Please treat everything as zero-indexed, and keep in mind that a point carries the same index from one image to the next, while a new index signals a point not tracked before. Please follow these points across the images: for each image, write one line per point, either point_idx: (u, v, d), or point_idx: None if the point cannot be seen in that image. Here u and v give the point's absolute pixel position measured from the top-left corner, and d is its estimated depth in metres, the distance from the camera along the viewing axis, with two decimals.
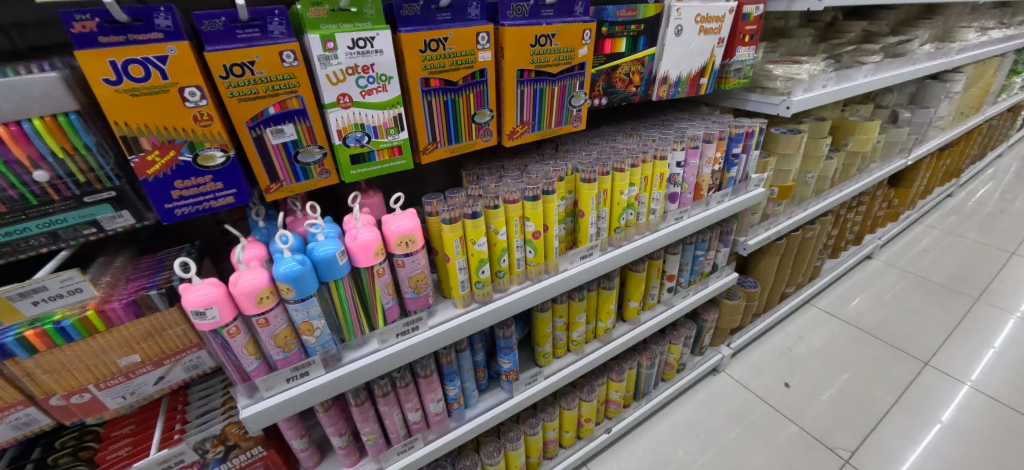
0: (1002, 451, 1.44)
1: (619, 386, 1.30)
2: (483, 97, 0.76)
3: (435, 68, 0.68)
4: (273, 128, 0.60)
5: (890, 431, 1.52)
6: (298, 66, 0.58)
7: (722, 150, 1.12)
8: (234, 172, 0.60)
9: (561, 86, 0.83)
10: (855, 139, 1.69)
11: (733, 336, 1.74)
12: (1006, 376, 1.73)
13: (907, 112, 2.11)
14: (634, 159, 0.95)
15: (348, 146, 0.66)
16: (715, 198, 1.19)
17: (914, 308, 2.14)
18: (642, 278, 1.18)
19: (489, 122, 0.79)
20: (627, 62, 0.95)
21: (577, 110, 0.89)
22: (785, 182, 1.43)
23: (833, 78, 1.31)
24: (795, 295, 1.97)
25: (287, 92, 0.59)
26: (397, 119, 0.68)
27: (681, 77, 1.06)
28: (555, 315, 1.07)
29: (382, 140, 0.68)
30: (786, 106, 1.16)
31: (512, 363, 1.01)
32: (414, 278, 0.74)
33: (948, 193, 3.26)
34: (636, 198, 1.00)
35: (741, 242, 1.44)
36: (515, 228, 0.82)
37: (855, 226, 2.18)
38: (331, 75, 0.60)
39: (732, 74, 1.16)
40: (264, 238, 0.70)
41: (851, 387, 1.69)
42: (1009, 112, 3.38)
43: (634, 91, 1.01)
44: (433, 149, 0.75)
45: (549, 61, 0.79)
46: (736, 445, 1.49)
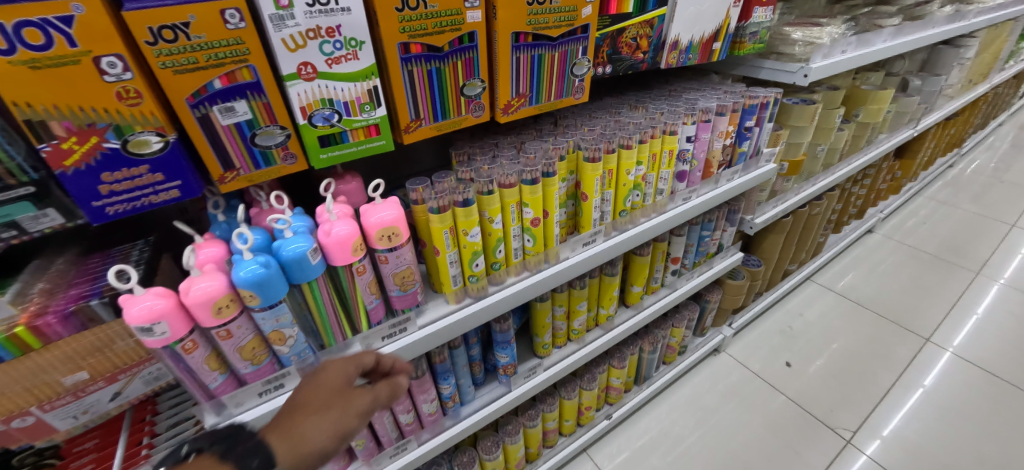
0: (998, 428, 1.45)
1: (620, 373, 1.26)
2: (473, 65, 0.65)
3: (415, 30, 0.57)
4: (221, 106, 0.50)
5: (891, 408, 1.51)
6: (247, 28, 0.48)
7: (734, 123, 1.03)
8: (176, 160, 0.50)
9: (561, 52, 0.73)
10: (866, 109, 1.60)
11: (735, 316, 1.70)
12: (1005, 353, 1.72)
13: (917, 80, 2.02)
14: (642, 135, 0.85)
15: (315, 127, 0.56)
16: (725, 176, 1.11)
17: (916, 283, 2.12)
18: (646, 262, 1.11)
19: (481, 95, 0.70)
20: (634, 24, 0.85)
21: (579, 80, 0.80)
22: (795, 157, 1.35)
23: (853, 42, 1.21)
24: (797, 272, 1.93)
25: (235, 62, 0.49)
26: (372, 93, 0.58)
27: (693, 41, 0.96)
28: (555, 304, 1.01)
29: (355, 118, 0.58)
30: (803, 75, 1.07)
31: (509, 357, 0.95)
32: (398, 275, 0.66)
33: (949, 164, 3.21)
34: (644, 178, 0.91)
35: (747, 221, 1.37)
36: (512, 215, 0.73)
37: (859, 200, 2.13)
38: (287, 40, 0.49)
39: (747, 39, 1.05)
40: (224, 234, 0.61)
41: (852, 365, 1.68)
42: (1015, 79, 3.29)
43: (641, 58, 0.91)
44: (417, 127, 0.65)
45: (548, 23, 0.68)
46: (737, 426, 1.48)
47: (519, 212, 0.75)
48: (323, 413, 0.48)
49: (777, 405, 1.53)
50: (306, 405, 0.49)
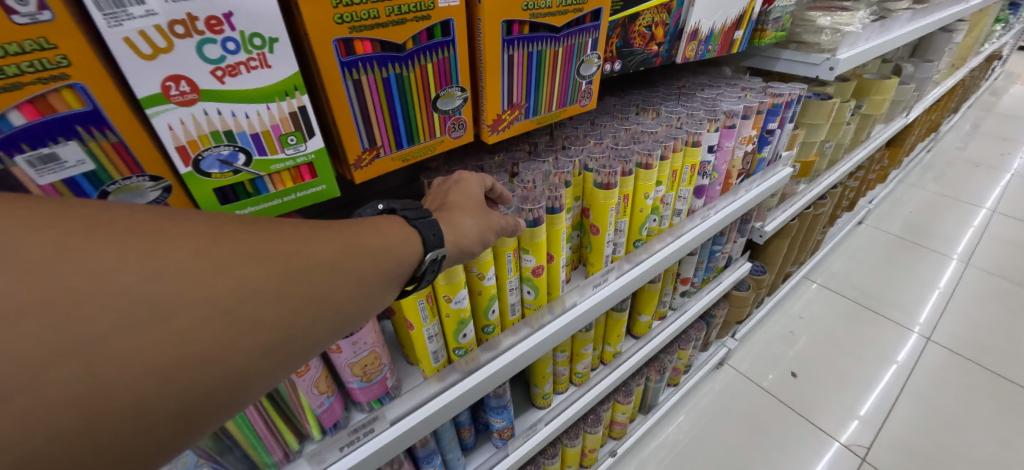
0: (1009, 430, 1.47)
1: (626, 408, 1.13)
2: (450, 69, 0.46)
3: (361, 20, 0.37)
4: (33, 156, 0.30)
5: (902, 418, 1.50)
6: (56, 21, 0.27)
7: (758, 127, 0.88)
8: None
9: (566, 47, 0.55)
10: (870, 101, 1.49)
11: (738, 326, 1.59)
12: (1004, 345, 1.78)
13: (911, 67, 1.94)
14: (664, 149, 0.69)
15: (208, 176, 0.36)
16: (744, 186, 0.97)
17: (910, 278, 2.12)
18: (657, 290, 0.96)
19: (461, 109, 0.51)
20: (650, 8, 0.67)
21: (587, 83, 0.62)
22: (807, 157, 1.23)
23: (876, 29, 1.07)
24: (796, 272, 1.84)
25: (46, 80, 0.28)
26: (297, 118, 0.38)
27: (714, 29, 0.79)
28: (556, 350, 0.85)
29: (275, 158, 0.39)
30: (829, 68, 0.93)
31: (505, 421, 0.79)
32: (357, 363, 0.50)
33: (924, 149, 3.23)
34: (662, 200, 0.75)
35: (757, 228, 1.24)
36: (509, 266, 0.57)
37: (852, 193, 2.05)
38: (136, 42, 0.29)
39: (770, 26, 0.90)
40: None
41: (857, 374, 1.64)
42: (984, 63, 3.33)
43: (656, 51, 0.73)
44: (372, 159, 0.46)
45: (551, 8, 0.50)
46: (745, 447, 1.42)
47: (519, 261, 0.59)
48: (477, 215, 0.47)
49: (789, 426, 1.47)
50: (458, 202, 0.48)
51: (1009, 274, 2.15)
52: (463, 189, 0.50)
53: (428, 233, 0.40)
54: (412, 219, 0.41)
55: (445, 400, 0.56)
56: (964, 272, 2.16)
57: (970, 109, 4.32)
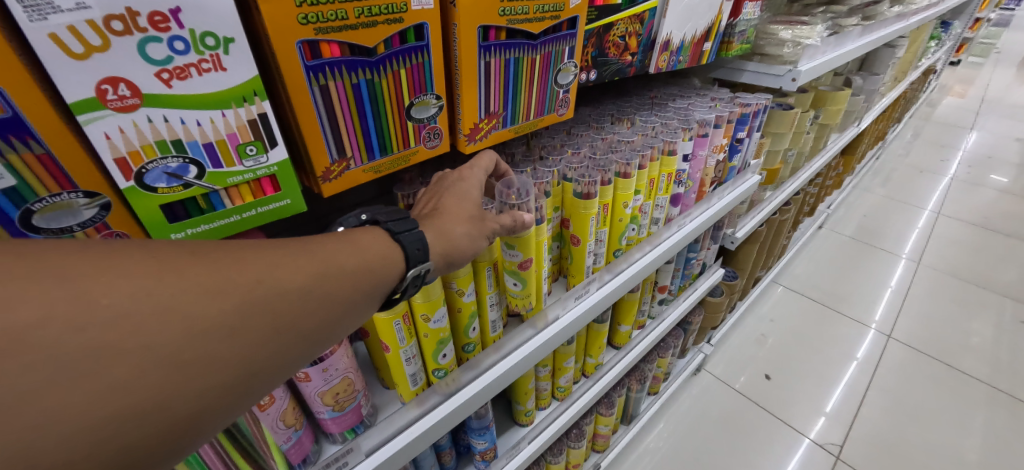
0: (967, 420, 1.56)
1: (609, 420, 1.11)
2: (424, 75, 0.44)
3: (327, 21, 0.35)
4: None
5: (870, 414, 1.56)
6: None
7: (728, 135, 0.90)
8: None
9: (543, 54, 0.54)
10: (827, 111, 1.57)
11: (713, 333, 1.63)
12: (954, 339, 1.89)
13: (859, 80, 2.07)
14: (641, 158, 0.69)
15: (153, 191, 0.33)
16: (717, 194, 0.99)
17: (868, 278, 2.23)
18: (636, 299, 0.96)
19: (437, 117, 0.49)
20: (623, 18, 0.67)
21: (564, 91, 0.61)
22: (772, 165, 1.27)
23: (831, 43, 1.14)
24: (765, 277, 1.90)
25: None
26: (256, 126, 0.35)
27: (685, 40, 0.81)
28: (538, 365, 0.83)
29: (231, 171, 0.35)
30: (791, 78, 0.97)
31: (488, 442, 0.76)
32: (329, 391, 0.46)
33: (874, 157, 3.45)
34: (640, 209, 0.75)
35: (729, 235, 1.27)
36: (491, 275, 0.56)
37: (812, 199, 2.16)
38: (64, 38, 0.25)
39: (736, 38, 0.93)
40: None
41: (826, 373, 1.70)
42: (921, 77, 3.61)
43: (630, 61, 0.74)
44: (342, 171, 0.43)
45: (527, 14, 0.49)
46: (725, 452, 1.43)
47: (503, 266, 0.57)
48: (468, 222, 0.46)
49: (767, 425, 1.51)
50: (452, 208, 0.46)
51: (956, 272, 2.31)
52: (457, 190, 0.48)
53: (411, 248, 0.38)
54: (397, 232, 0.39)
55: (419, 431, 0.52)
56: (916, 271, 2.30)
57: (913, 117, 4.66)
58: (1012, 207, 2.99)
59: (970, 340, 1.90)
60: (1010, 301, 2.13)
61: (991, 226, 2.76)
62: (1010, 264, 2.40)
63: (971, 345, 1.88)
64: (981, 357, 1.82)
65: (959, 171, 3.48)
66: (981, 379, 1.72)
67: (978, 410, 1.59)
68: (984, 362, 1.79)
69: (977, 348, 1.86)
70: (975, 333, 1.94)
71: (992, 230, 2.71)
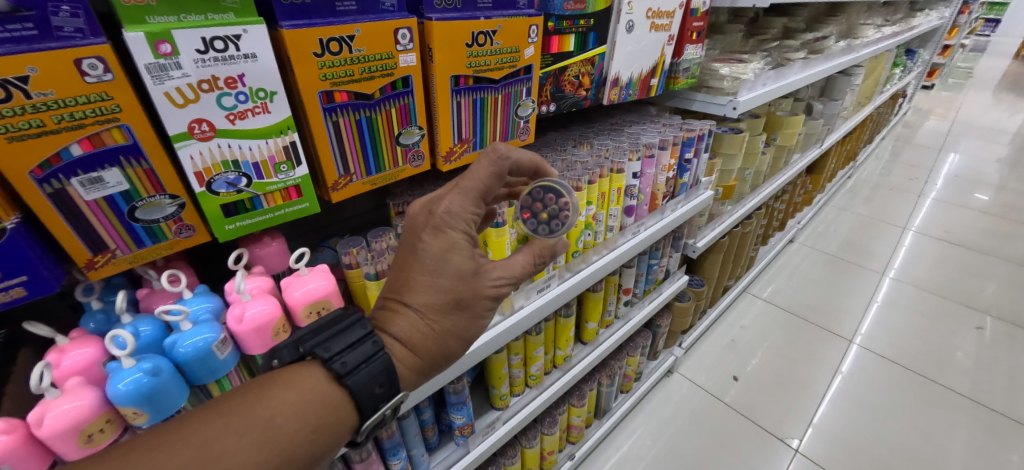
0: (925, 421, 1.67)
1: (580, 411, 1.23)
2: (410, 112, 0.59)
3: (339, 77, 0.50)
4: (84, 178, 0.40)
5: (827, 410, 1.69)
6: (115, 80, 0.38)
7: (675, 156, 1.06)
8: (19, 250, 0.38)
9: (504, 94, 0.70)
10: (782, 134, 1.73)
11: (684, 336, 1.78)
12: (933, 356, 1.98)
13: (820, 105, 2.25)
14: (590, 175, 0.84)
15: (217, 194, 0.47)
16: (670, 206, 1.14)
17: (836, 288, 2.38)
18: (600, 298, 1.09)
19: (419, 142, 0.63)
20: (575, 62, 0.83)
21: (524, 122, 0.76)
22: (728, 182, 1.43)
23: (772, 76, 1.31)
24: (734, 285, 2.05)
25: (101, 122, 0.38)
26: (289, 150, 0.50)
27: (633, 77, 0.96)
28: (510, 353, 0.96)
29: (269, 181, 0.50)
30: (732, 107, 1.12)
31: (465, 417, 0.89)
32: None
33: (847, 175, 3.66)
34: (594, 217, 0.90)
35: (690, 245, 1.42)
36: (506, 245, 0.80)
37: (781, 214, 2.33)
38: (173, 95, 0.40)
39: (681, 74, 1.10)
40: (100, 328, 0.49)
41: (791, 374, 1.83)
42: (890, 100, 3.86)
43: (584, 95, 0.89)
44: (346, 183, 0.58)
45: (489, 65, 0.64)
46: (693, 447, 1.55)
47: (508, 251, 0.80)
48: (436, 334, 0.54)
49: (733, 424, 1.62)
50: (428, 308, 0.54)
51: (925, 286, 2.46)
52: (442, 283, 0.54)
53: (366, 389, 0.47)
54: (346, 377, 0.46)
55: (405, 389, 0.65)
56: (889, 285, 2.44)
57: (885, 137, 4.90)
58: (981, 224, 3.15)
59: (956, 353, 2.01)
60: (981, 314, 2.26)
61: (962, 243, 2.91)
62: (981, 280, 2.54)
63: (955, 359, 1.97)
64: (934, 360, 1.95)
65: (931, 189, 3.67)
66: (962, 392, 1.80)
67: (934, 410, 1.71)
68: (969, 377, 1.88)
69: (960, 363, 1.95)
70: (960, 347, 2.04)
71: (960, 245, 2.88)
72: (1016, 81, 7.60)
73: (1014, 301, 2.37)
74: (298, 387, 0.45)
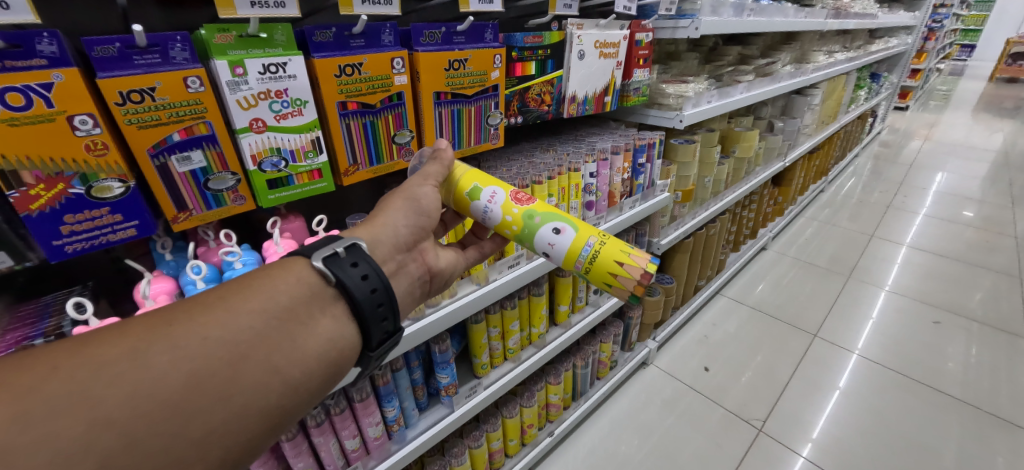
0: (897, 412, 1.77)
1: (557, 389, 1.38)
2: (402, 118, 0.79)
3: (351, 91, 0.70)
4: (178, 156, 0.59)
5: (792, 398, 1.83)
6: (205, 91, 0.57)
7: (628, 161, 1.26)
8: (135, 203, 0.58)
9: (476, 106, 0.90)
10: (740, 147, 1.94)
11: (657, 331, 1.95)
12: (924, 364, 2.02)
13: (780, 122, 2.48)
14: (550, 172, 1.04)
15: (264, 172, 0.66)
16: (628, 203, 1.33)
17: (806, 291, 2.54)
18: (568, 283, 1.28)
19: (409, 142, 0.83)
20: (538, 83, 1.04)
21: (494, 129, 0.97)
22: (686, 187, 1.62)
23: (715, 95, 1.53)
24: (706, 286, 2.24)
25: (193, 118, 0.58)
26: (315, 142, 0.70)
27: (588, 95, 1.17)
28: (489, 325, 1.12)
29: (300, 164, 0.69)
30: (679, 120, 1.33)
31: (450, 377, 1.05)
32: None
33: (821, 189, 3.88)
34: (556, 208, 1.09)
35: (655, 242, 1.60)
36: (632, 274, 0.72)
37: (750, 222, 2.53)
38: (241, 101, 0.59)
39: (631, 93, 1.31)
40: (172, 271, 0.67)
41: (761, 367, 1.98)
42: (857, 120, 4.13)
43: (547, 110, 1.10)
44: (354, 171, 0.77)
45: (464, 84, 0.84)
46: (668, 433, 1.69)
47: (624, 267, 0.72)
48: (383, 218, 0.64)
49: (713, 420, 1.73)
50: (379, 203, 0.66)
51: (907, 292, 2.55)
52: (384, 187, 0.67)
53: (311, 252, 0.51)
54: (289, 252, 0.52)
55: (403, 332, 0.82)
56: (875, 295, 2.51)
57: (862, 155, 5.13)
58: (966, 236, 3.22)
59: (947, 364, 2.03)
60: (968, 321, 2.31)
61: (950, 255, 2.97)
62: (968, 288, 2.60)
63: (947, 370, 1.99)
64: (899, 353, 2.08)
65: (916, 203, 3.77)
66: (961, 398, 1.84)
67: (908, 401, 1.82)
68: (961, 386, 1.90)
69: (953, 373, 1.97)
70: (951, 358, 2.06)
71: (949, 257, 2.92)
72: (989, 102, 7.93)
73: (1001, 309, 2.43)
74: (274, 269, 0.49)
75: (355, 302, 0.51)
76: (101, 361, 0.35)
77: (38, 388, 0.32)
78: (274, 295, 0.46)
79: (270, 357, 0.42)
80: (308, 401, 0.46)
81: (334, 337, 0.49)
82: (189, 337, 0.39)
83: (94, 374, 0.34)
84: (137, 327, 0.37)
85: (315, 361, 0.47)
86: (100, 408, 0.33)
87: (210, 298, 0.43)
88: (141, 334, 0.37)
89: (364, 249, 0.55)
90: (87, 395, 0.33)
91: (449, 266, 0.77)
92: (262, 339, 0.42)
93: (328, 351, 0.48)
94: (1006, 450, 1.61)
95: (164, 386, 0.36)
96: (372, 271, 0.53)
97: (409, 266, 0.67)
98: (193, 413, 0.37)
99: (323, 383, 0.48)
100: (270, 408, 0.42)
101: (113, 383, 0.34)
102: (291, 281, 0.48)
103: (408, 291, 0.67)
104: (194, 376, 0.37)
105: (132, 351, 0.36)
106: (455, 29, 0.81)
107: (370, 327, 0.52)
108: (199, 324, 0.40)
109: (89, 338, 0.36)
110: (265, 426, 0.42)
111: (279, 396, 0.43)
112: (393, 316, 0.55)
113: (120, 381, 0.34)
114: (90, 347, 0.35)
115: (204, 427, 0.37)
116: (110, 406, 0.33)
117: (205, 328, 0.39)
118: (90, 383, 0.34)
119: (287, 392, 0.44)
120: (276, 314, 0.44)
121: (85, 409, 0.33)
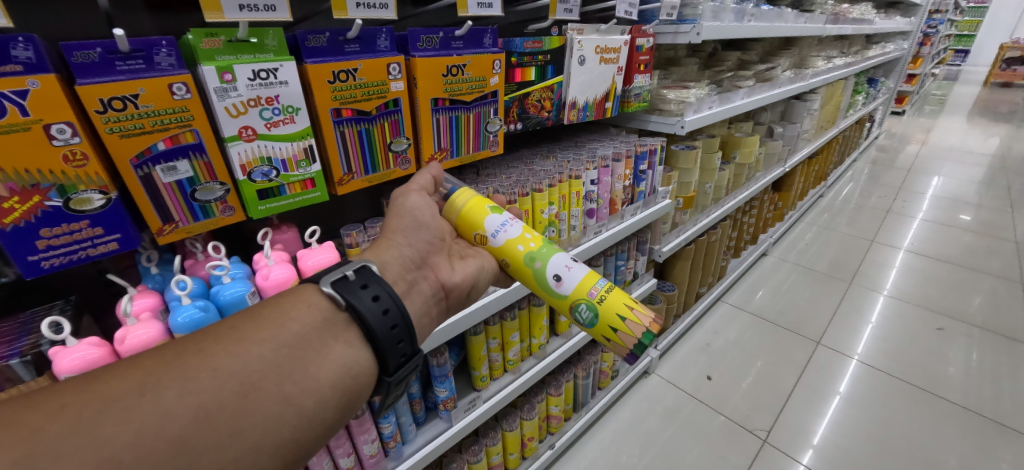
0: (903, 420, 1.73)
1: (558, 400, 1.35)
2: (399, 125, 0.77)
3: (345, 98, 0.67)
4: (164, 166, 0.56)
5: (797, 406, 1.79)
6: (192, 98, 0.55)
7: (630, 167, 1.23)
8: (117, 215, 0.55)
9: (475, 113, 0.88)
10: (741, 152, 1.92)
11: (659, 339, 1.93)
12: (928, 370, 1.99)
13: (780, 128, 2.47)
14: (550, 180, 1.01)
15: (254, 182, 0.63)
16: (629, 211, 1.31)
17: (807, 296, 2.52)
18: None
19: (406, 150, 0.80)
20: (537, 89, 1.01)
21: (493, 136, 0.95)
22: (687, 193, 1.60)
23: (716, 100, 1.52)
24: (707, 293, 2.22)
25: (179, 127, 0.55)
26: (309, 151, 0.67)
27: (589, 101, 1.15)
28: (489, 337, 1.09)
29: (292, 173, 0.67)
30: (680, 126, 1.31)
31: (449, 391, 1.01)
32: None
33: (820, 194, 3.88)
34: (557, 216, 1.06)
35: (656, 250, 1.58)
36: (642, 319, 0.69)
37: (750, 227, 2.52)
38: (230, 108, 0.57)
39: (632, 99, 1.30)
40: (158, 286, 0.64)
41: (762, 375, 1.95)
42: (855, 125, 4.14)
43: (546, 116, 1.07)
44: (349, 179, 0.75)
45: (462, 90, 0.82)
46: (670, 444, 1.65)
47: (635, 309, 0.70)
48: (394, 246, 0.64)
49: (716, 431, 1.69)
50: (389, 227, 0.66)
51: (909, 298, 2.52)
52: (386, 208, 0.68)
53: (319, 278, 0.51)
54: (303, 280, 0.52)
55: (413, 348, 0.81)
56: (875, 300, 2.49)
57: (859, 160, 5.13)
58: (965, 240, 3.21)
59: (947, 369, 2.00)
60: (967, 326, 2.29)
61: (949, 259, 2.95)
62: (967, 293, 2.58)
63: (947, 375, 1.96)
64: (902, 359, 2.05)
65: (914, 208, 3.76)
66: (962, 404, 1.81)
67: (913, 408, 1.79)
68: (964, 392, 1.88)
69: (954, 379, 1.95)
70: (951, 363, 2.04)
71: (949, 262, 2.90)
72: (983, 107, 7.96)
73: (1001, 313, 2.41)
74: (282, 296, 0.49)
75: (366, 324, 0.49)
76: (106, 401, 0.35)
77: (44, 426, 0.32)
78: (285, 324, 0.46)
79: (282, 385, 0.42)
80: (318, 432, 0.45)
81: (348, 363, 0.48)
82: (198, 371, 0.39)
83: (100, 408, 0.34)
84: (148, 359, 0.38)
85: (329, 389, 0.45)
86: (105, 447, 0.33)
87: (222, 329, 0.43)
88: (151, 368, 0.38)
89: (373, 271, 0.54)
90: (98, 431, 0.33)
91: (467, 279, 0.72)
92: (268, 368, 0.42)
93: (339, 379, 0.47)
94: (1012, 457, 1.58)
95: (172, 422, 0.35)
96: (383, 291, 0.52)
97: (420, 285, 0.65)
98: (197, 448, 0.36)
99: (339, 414, 0.47)
100: (283, 440, 0.41)
101: (118, 419, 0.34)
102: (302, 308, 0.48)
103: (423, 311, 0.65)
104: (205, 410, 0.37)
105: (144, 386, 0.36)
106: (454, 34, 0.78)
107: (384, 351, 0.50)
108: (208, 358, 0.40)
109: (98, 373, 0.36)
110: (272, 459, 0.41)
111: (293, 428, 0.42)
112: (409, 336, 0.53)
113: (129, 417, 0.34)
114: (99, 382, 0.36)
115: (216, 459, 0.36)
116: (118, 444, 0.33)
117: (217, 359, 0.40)
118: (98, 418, 0.34)
119: (300, 423, 0.43)
120: (288, 343, 0.44)
121: (97, 445, 0.32)
